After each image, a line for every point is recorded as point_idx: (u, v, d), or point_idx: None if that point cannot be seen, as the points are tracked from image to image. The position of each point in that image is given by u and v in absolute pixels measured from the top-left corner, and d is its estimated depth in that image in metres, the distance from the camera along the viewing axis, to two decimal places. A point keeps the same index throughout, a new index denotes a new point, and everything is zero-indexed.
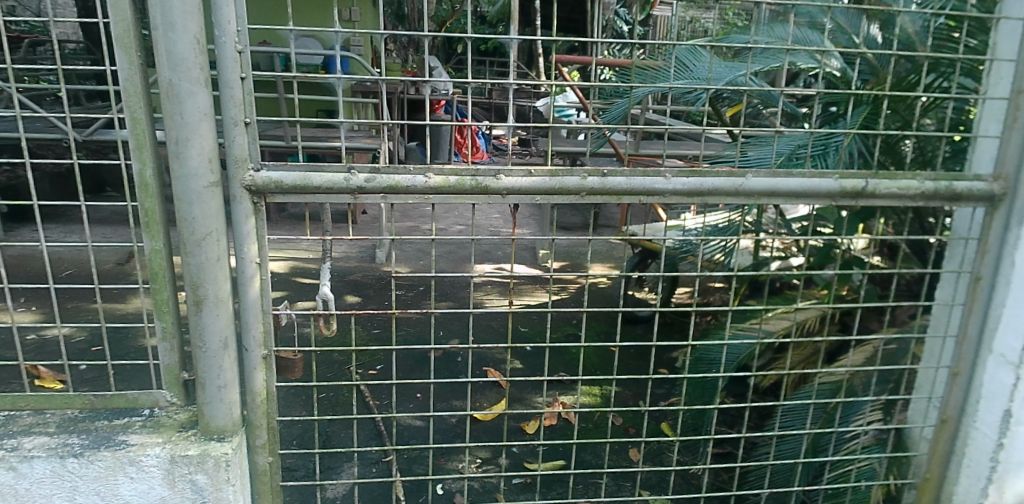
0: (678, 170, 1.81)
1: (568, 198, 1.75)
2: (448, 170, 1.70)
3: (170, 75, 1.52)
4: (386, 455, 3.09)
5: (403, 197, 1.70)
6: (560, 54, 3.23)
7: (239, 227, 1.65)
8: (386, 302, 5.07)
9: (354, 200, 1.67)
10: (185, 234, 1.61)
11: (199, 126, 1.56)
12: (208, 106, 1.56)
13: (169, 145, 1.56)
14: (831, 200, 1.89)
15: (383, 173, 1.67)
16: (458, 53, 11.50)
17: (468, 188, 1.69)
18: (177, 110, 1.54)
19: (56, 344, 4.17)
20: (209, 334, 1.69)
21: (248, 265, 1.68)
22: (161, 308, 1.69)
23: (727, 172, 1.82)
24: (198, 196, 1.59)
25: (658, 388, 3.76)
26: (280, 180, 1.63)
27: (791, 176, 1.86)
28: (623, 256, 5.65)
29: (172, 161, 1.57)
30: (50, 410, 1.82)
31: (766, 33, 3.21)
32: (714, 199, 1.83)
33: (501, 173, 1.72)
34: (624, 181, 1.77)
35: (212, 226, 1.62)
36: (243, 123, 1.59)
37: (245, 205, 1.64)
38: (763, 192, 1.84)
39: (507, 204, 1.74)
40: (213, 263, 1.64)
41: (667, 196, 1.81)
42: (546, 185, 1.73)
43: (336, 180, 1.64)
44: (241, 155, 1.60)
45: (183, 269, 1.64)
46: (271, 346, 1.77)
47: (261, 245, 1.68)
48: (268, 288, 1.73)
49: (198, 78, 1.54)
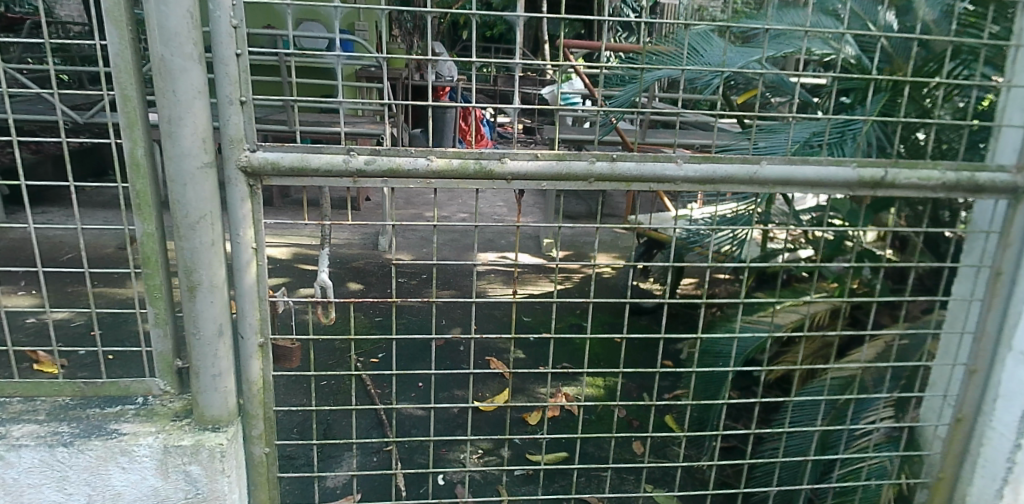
0: (690, 156, 1.73)
1: (575, 184, 1.68)
2: (452, 152, 1.63)
3: (162, 51, 1.46)
4: (387, 444, 3.04)
5: (404, 181, 1.63)
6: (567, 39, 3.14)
7: (235, 210, 1.59)
8: (388, 289, 5.03)
9: (354, 182, 1.61)
10: (178, 217, 1.55)
11: (192, 104, 1.50)
12: (202, 82, 1.50)
13: (161, 124, 1.50)
14: (848, 190, 1.82)
15: (383, 155, 1.60)
16: (463, 40, 11.42)
17: (471, 172, 1.63)
18: (169, 87, 1.47)
19: (57, 328, 4.13)
20: (204, 320, 1.63)
21: (245, 250, 1.62)
22: (154, 293, 1.63)
23: (741, 159, 1.74)
24: (192, 178, 1.53)
25: (663, 381, 3.72)
26: (277, 161, 1.57)
27: (808, 164, 1.78)
28: (628, 246, 5.60)
29: (165, 140, 1.50)
30: (41, 397, 1.77)
31: (780, 18, 3.13)
32: (728, 187, 1.75)
33: (506, 156, 1.65)
34: (634, 167, 1.69)
35: (206, 210, 1.55)
36: (239, 102, 1.53)
37: (241, 188, 1.58)
38: (778, 180, 1.76)
39: (512, 190, 1.67)
40: (208, 248, 1.58)
41: (679, 184, 1.72)
42: (552, 170, 1.66)
43: (336, 162, 1.58)
44: (237, 135, 1.54)
45: (176, 254, 1.58)
46: (268, 333, 1.72)
47: (258, 228, 1.62)
48: (265, 274, 1.67)
49: (191, 53, 1.47)
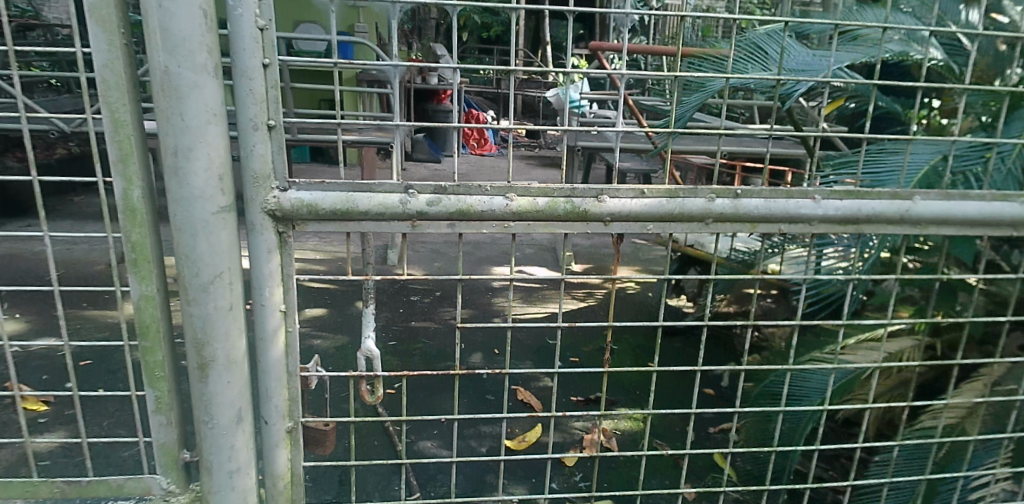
0: (829, 190, 1.38)
1: (689, 225, 1.33)
2: (536, 189, 1.28)
3: (165, 61, 1.10)
4: (414, 494, 2.67)
5: (475, 225, 1.28)
6: (592, 40, 2.64)
7: (260, 265, 1.23)
8: (401, 309, 4.67)
9: (412, 228, 1.25)
10: (186, 277, 1.19)
11: (206, 131, 1.14)
12: (218, 102, 1.14)
13: (165, 157, 1.14)
14: (1014, 230, 1.46)
15: (449, 194, 1.25)
16: (465, 43, 11.11)
17: (562, 214, 1.28)
18: (175, 108, 1.11)
19: (40, 357, 3.70)
20: (219, 406, 1.27)
21: (271, 315, 1.26)
22: (153, 372, 1.26)
23: (891, 193, 1.39)
24: (205, 227, 1.17)
25: (710, 413, 3.40)
26: (314, 203, 1.21)
27: (969, 198, 1.42)
28: (654, 260, 5.28)
29: (169, 177, 1.15)
30: (10, 496, 1.40)
31: (853, 15, 2.79)
32: (872, 229, 1.40)
33: (604, 193, 1.30)
34: (762, 204, 1.34)
35: (223, 267, 1.20)
36: (266, 126, 1.18)
37: (268, 236, 1.23)
38: (933, 219, 1.40)
39: (610, 234, 1.33)
40: (224, 314, 1.22)
41: (815, 224, 1.37)
42: (662, 210, 1.31)
43: (391, 202, 1.22)
44: (262, 170, 1.19)
45: (183, 323, 1.22)
46: (298, 416, 1.36)
47: (287, 287, 1.27)
48: (296, 344, 1.31)
49: (203, 64, 1.12)
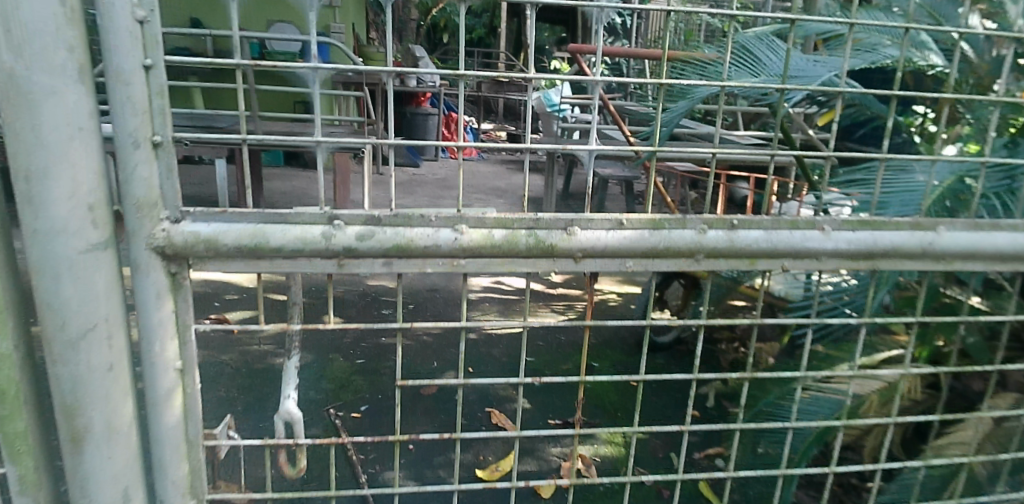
0: (842, 220, 1.17)
1: (677, 262, 1.11)
2: (492, 219, 1.05)
3: (11, 59, 0.86)
4: None
5: (418, 263, 1.05)
6: (571, 43, 2.37)
7: (148, 313, 0.99)
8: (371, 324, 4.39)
9: (339, 267, 1.02)
10: (50, 331, 0.94)
11: (70, 148, 0.90)
12: (85, 112, 0.90)
13: (17, 181, 0.89)
14: None
15: (385, 225, 1.02)
16: (445, 45, 10.89)
17: (525, 250, 1.05)
18: (28, 120, 0.87)
19: None
20: (97, 486, 1.02)
21: (164, 373, 1.02)
22: (13, 445, 1.01)
23: (911, 224, 1.18)
24: (73, 268, 0.93)
25: None
26: (214, 238, 0.97)
27: (1000, 229, 1.21)
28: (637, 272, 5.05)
29: (22, 206, 0.90)
30: None
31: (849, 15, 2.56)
32: (890, 265, 1.19)
33: (575, 223, 1.08)
34: (763, 237, 1.13)
35: (98, 319, 0.96)
36: (150, 142, 0.93)
37: (157, 278, 0.98)
38: (959, 254, 1.20)
39: (582, 272, 1.10)
40: (101, 375, 0.98)
41: (823, 260, 1.16)
42: (645, 244, 1.09)
43: (312, 236, 0.99)
44: (148, 197, 0.95)
45: (49, 386, 0.97)
46: (203, 491, 1.12)
47: (184, 339, 1.03)
48: (199, 405, 1.07)
49: (62, 64, 0.88)
